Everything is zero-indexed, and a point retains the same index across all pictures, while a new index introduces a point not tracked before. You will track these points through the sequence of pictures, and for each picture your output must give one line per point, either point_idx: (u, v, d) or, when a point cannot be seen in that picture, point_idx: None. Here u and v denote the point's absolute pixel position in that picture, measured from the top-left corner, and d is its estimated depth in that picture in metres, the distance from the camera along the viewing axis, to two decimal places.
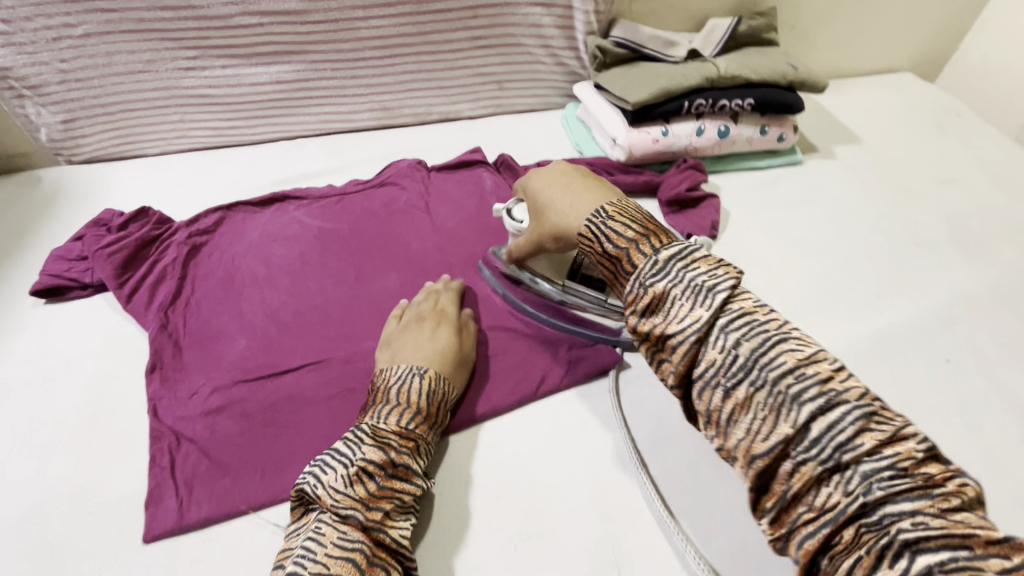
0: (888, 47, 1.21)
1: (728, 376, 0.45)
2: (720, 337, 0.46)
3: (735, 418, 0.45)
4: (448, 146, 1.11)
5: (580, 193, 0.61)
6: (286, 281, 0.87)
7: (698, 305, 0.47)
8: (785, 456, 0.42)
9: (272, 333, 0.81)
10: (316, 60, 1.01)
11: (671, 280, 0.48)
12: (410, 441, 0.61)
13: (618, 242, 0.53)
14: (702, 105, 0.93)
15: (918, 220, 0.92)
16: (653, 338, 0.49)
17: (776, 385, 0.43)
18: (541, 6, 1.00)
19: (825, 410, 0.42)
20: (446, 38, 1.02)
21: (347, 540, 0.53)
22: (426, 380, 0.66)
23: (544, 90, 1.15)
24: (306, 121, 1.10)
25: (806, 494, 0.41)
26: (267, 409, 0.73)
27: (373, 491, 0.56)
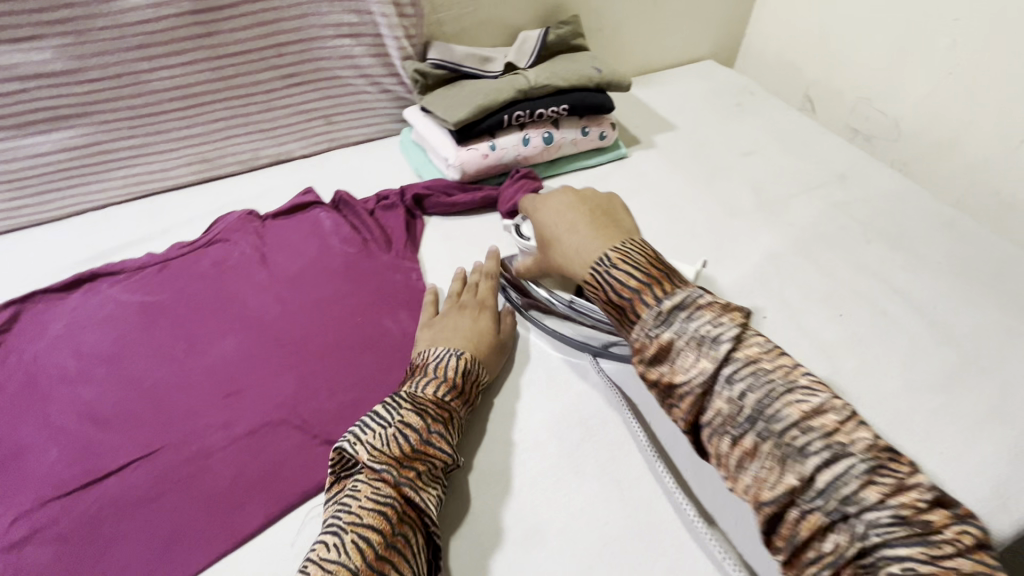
0: (689, 39, 1.34)
1: (735, 424, 0.53)
2: (725, 388, 0.54)
3: (744, 467, 0.52)
4: (281, 188, 1.05)
5: (587, 235, 0.70)
6: (104, 371, 0.77)
7: (705, 356, 0.56)
8: (749, 450, 0.52)
9: (89, 434, 0.71)
10: (106, 120, 0.92)
11: (675, 329, 0.57)
12: (445, 411, 0.66)
13: (624, 290, 0.62)
14: (522, 116, 0.96)
15: (730, 193, 1.02)
16: (660, 385, 0.58)
17: (783, 438, 0.51)
18: (348, 36, 0.99)
19: (830, 461, 0.49)
20: (254, 80, 0.98)
21: (381, 495, 0.57)
22: (462, 360, 0.70)
23: (376, 119, 1.12)
24: (112, 187, 0.99)
25: (766, 483, 0.51)
26: (89, 523, 0.63)
27: (416, 445, 0.62)
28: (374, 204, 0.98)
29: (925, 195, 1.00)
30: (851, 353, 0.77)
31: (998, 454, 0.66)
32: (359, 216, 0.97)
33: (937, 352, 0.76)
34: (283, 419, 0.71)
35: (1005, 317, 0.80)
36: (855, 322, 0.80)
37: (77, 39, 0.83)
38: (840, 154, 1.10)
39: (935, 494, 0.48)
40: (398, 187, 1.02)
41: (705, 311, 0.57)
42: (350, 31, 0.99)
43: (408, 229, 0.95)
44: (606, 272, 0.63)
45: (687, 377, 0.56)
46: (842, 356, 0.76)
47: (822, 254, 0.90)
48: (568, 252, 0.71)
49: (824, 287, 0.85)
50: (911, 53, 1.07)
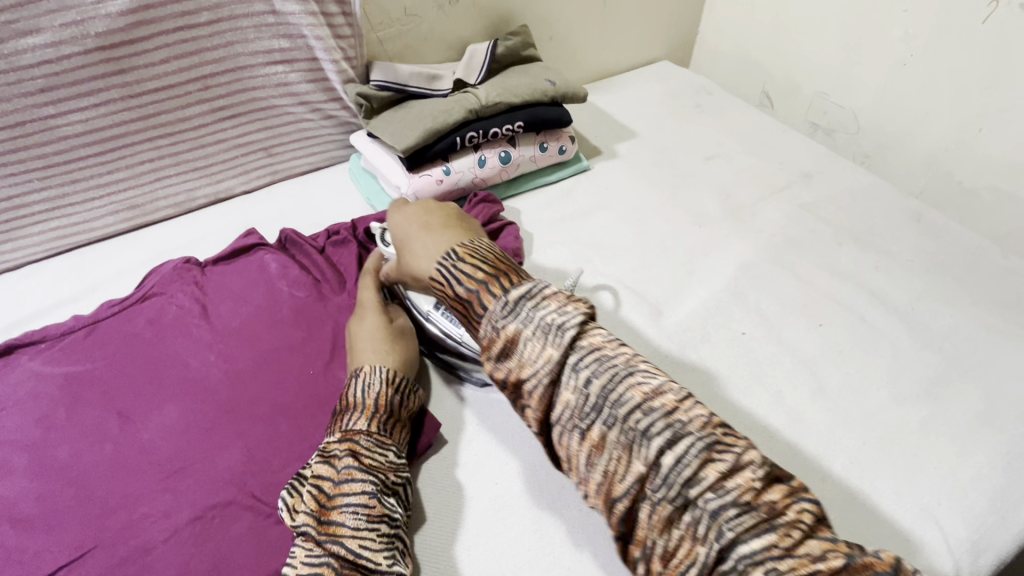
0: (643, 42, 1.31)
1: (582, 416, 0.50)
2: (572, 376, 0.51)
3: (591, 461, 0.49)
4: (222, 230, 0.97)
5: (429, 236, 0.61)
6: (26, 460, 0.69)
7: (549, 346, 0.51)
8: (597, 443, 0.49)
9: (10, 538, 0.62)
10: (11, 172, 0.82)
11: (522, 319, 0.52)
12: (349, 442, 0.60)
13: (468, 283, 0.55)
14: (475, 137, 0.91)
15: (697, 200, 0.98)
16: (510, 382, 0.54)
17: (626, 424, 0.48)
18: (281, 63, 0.92)
19: (673, 444, 0.47)
20: (179, 116, 0.90)
21: (312, 555, 0.54)
22: (361, 378, 0.66)
23: (321, 146, 1.05)
24: (28, 245, 0.89)
25: (618, 476, 0.49)
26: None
27: (324, 502, 0.57)
28: (324, 241, 0.91)
29: (889, 189, 0.99)
30: (833, 365, 0.74)
31: (988, 463, 0.65)
32: (308, 256, 0.90)
33: (919, 357, 0.74)
34: (231, 499, 0.64)
35: (981, 313, 0.79)
36: (835, 331, 0.78)
37: None
38: (802, 151, 1.08)
39: (773, 470, 0.46)
40: (348, 221, 0.95)
41: (550, 300, 0.53)
42: (283, 57, 0.92)
43: (361, 266, 0.88)
44: (451, 272, 0.56)
45: (534, 370, 0.52)
46: (825, 370, 0.73)
47: (795, 259, 0.87)
48: (413, 255, 0.62)
49: (800, 296, 0.82)
50: (863, 44, 1.06)
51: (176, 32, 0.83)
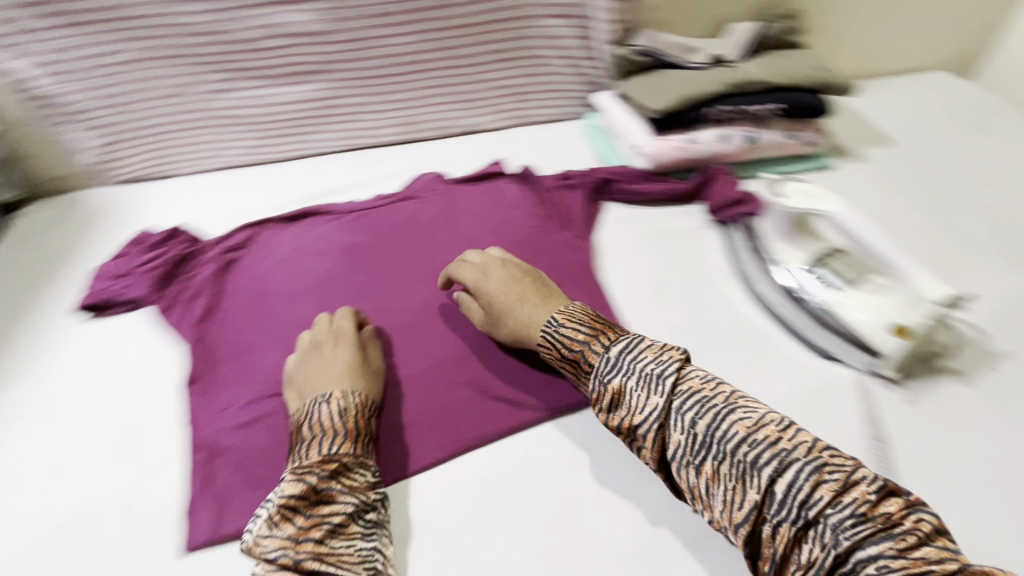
0: (924, 44, 1.18)
1: (694, 454, 0.58)
2: (678, 419, 0.60)
3: (711, 491, 0.57)
4: (471, 158, 1.12)
5: (537, 299, 0.76)
6: (315, 296, 0.89)
7: (654, 393, 0.61)
8: (712, 474, 0.57)
9: (301, 349, 0.82)
10: (341, 78, 1.03)
11: (623, 374, 0.63)
12: (332, 464, 0.63)
13: (573, 345, 0.68)
14: (723, 112, 0.93)
15: (961, 224, 0.89)
16: (622, 429, 0.63)
17: (735, 455, 0.56)
18: (561, 17, 1.00)
19: (780, 471, 0.54)
20: (467, 54, 1.03)
21: (273, 549, 0.57)
22: (333, 404, 0.68)
23: (565, 100, 1.14)
24: (332, 139, 1.12)
25: (734, 503, 0.55)
26: (294, 425, 0.74)
27: (301, 525, 0.59)
28: (556, 182, 0.99)
29: None
30: None
31: None
32: (541, 192, 0.99)
33: None
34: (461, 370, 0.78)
35: None
36: None
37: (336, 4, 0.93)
38: None
39: (889, 485, 0.52)
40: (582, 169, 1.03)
41: (645, 351, 0.64)
42: (565, 11, 1.00)
43: (586, 212, 0.96)
44: (555, 331, 0.70)
45: (644, 418, 0.61)
46: None
47: None
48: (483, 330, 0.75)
49: None
50: None
51: None
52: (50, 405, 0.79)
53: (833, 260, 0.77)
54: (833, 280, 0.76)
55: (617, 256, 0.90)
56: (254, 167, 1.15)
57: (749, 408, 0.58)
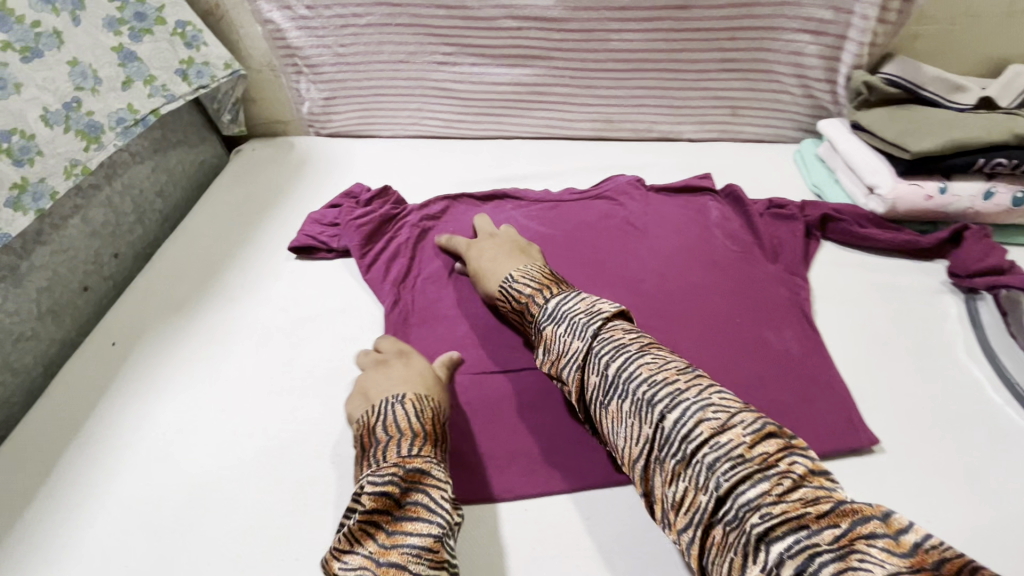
0: None
1: (605, 394, 0.63)
2: (597, 363, 0.64)
3: (617, 431, 0.61)
4: (667, 166, 1.08)
5: (507, 259, 0.83)
6: None
7: (577, 338, 0.67)
8: (616, 412, 0.62)
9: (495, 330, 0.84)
10: (557, 66, 1.03)
11: (553, 320, 0.70)
12: (413, 469, 0.58)
13: (520, 298, 0.76)
14: (1000, 165, 0.80)
15: None
16: (552, 372, 0.70)
17: (636, 395, 0.60)
18: (811, 33, 0.92)
19: (670, 410, 0.56)
20: (694, 58, 0.98)
21: (352, 566, 0.51)
22: (405, 404, 0.66)
23: (781, 121, 1.06)
24: (529, 125, 1.13)
25: (635, 438, 0.59)
26: (490, 405, 0.76)
27: (382, 543, 0.53)
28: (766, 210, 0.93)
29: None
30: None
31: None
32: (747, 218, 0.94)
33: None
34: None
35: None
36: None
37: None
38: None
39: (768, 426, 0.53)
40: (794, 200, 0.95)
41: (579, 302, 0.70)
42: (817, 28, 0.91)
43: (803, 246, 0.88)
44: (510, 286, 0.77)
45: (560, 359, 0.68)
46: None
47: None
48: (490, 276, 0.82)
49: None
50: None
51: None
52: (262, 331, 0.85)
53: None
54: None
55: (833, 302, 0.82)
56: (447, 140, 1.18)
57: (652, 355, 0.62)
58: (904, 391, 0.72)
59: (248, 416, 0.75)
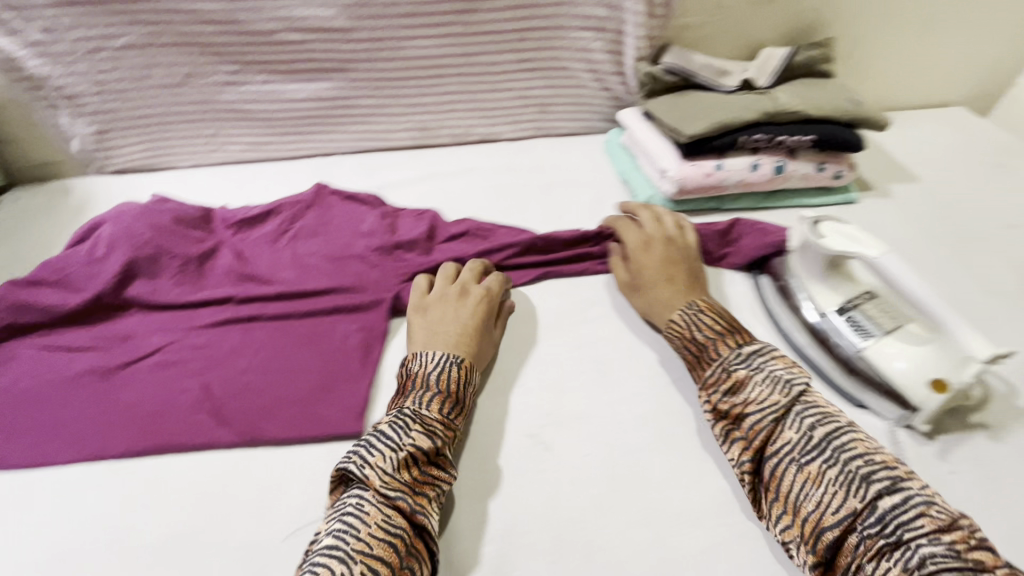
0: (944, 81, 1.17)
1: (800, 454, 0.59)
2: (796, 421, 0.61)
3: (808, 492, 0.56)
4: (489, 169, 1.07)
5: (663, 289, 0.79)
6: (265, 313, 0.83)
7: (777, 393, 0.63)
8: (814, 472, 0.57)
9: (274, 347, 0.78)
10: (357, 78, 0.98)
11: (751, 367, 0.66)
12: (450, 431, 0.65)
13: (702, 333, 0.72)
14: (760, 140, 0.89)
15: (982, 267, 0.89)
16: (727, 416, 0.65)
17: (847, 466, 0.56)
18: (592, 30, 0.97)
19: (890, 492, 0.54)
20: (492, 60, 0.98)
21: (390, 489, 0.58)
22: (460, 369, 0.69)
23: (586, 114, 1.11)
24: (343, 139, 1.07)
25: (826, 504, 0.55)
26: (114, 380, 0.75)
27: (416, 477, 0.60)
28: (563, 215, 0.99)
29: None
30: None
31: None
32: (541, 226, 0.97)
33: None
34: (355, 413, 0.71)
35: None
36: None
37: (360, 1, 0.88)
38: None
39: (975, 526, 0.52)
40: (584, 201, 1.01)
41: (779, 360, 0.67)
42: (596, 25, 0.96)
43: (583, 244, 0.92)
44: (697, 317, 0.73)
45: (757, 407, 0.63)
46: None
47: None
48: (654, 302, 0.80)
49: None
50: None
51: None
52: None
53: (870, 304, 0.75)
54: (866, 325, 0.73)
55: None
56: (255, 164, 1.08)
57: (832, 428, 0.60)
58: None
59: (25, 526, 0.64)
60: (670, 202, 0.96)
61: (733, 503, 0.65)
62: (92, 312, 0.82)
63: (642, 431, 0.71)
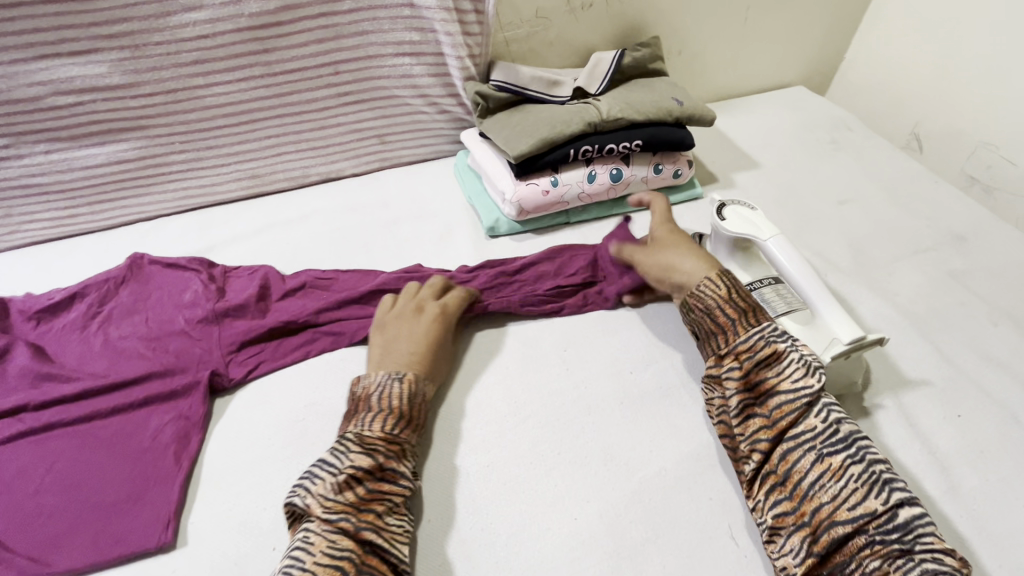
0: (778, 65, 1.21)
1: (824, 444, 0.57)
2: (823, 411, 0.59)
3: (824, 484, 0.54)
4: (332, 210, 1.00)
5: (699, 254, 0.72)
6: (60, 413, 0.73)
7: (811, 376, 0.60)
8: (835, 466, 0.55)
9: (72, 457, 0.69)
10: (160, 134, 0.89)
11: (792, 347, 0.62)
12: (396, 446, 0.62)
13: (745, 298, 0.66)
14: (589, 151, 0.88)
15: (823, 244, 0.89)
16: (754, 388, 0.61)
17: (871, 467, 0.55)
18: (409, 55, 0.92)
19: (910, 501, 0.53)
20: (309, 98, 0.92)
21: (332, 512, 0.56)
22: (405, 386, 0.66)
23: (430, 140, 1.06)
24: (163, 200, 0.97)
25: (840, 497, 0.53)
26: None
27: (362, 496, 0.58)
28: (412, 250, 0.93)
29: None
30: (973, 468, 0.64)
31: None
32: (388, 266, 0.91)
33: None
34: (167, 519, 0.64)
35: None
36: (977, 426, 0.68)
37: (133, 53, 0.80)
38: (955, 208, 0.95)
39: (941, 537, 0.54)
40: (434, 232, 0.95)
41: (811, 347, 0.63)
42: (411, 50, 0.91)
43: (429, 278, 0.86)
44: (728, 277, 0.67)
45: (794, 387, 0.59)
46: (961, 470, 0.64)
47: (935, 332, 0.77)
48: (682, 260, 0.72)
49: (940, 376, 0.72)
50: None
51: (320, 17, 0.84)
52: None
53: (771, 287, 0.72)
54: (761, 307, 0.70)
55: (492, 318, 0.83)
56: (64, 240, 0.96)
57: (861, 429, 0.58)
58: (552, 386, 0.74)
59: None
60: (517, 223, 0.93)
61: (583, 546, 0.61)
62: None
63: (485, 480, 0.66)
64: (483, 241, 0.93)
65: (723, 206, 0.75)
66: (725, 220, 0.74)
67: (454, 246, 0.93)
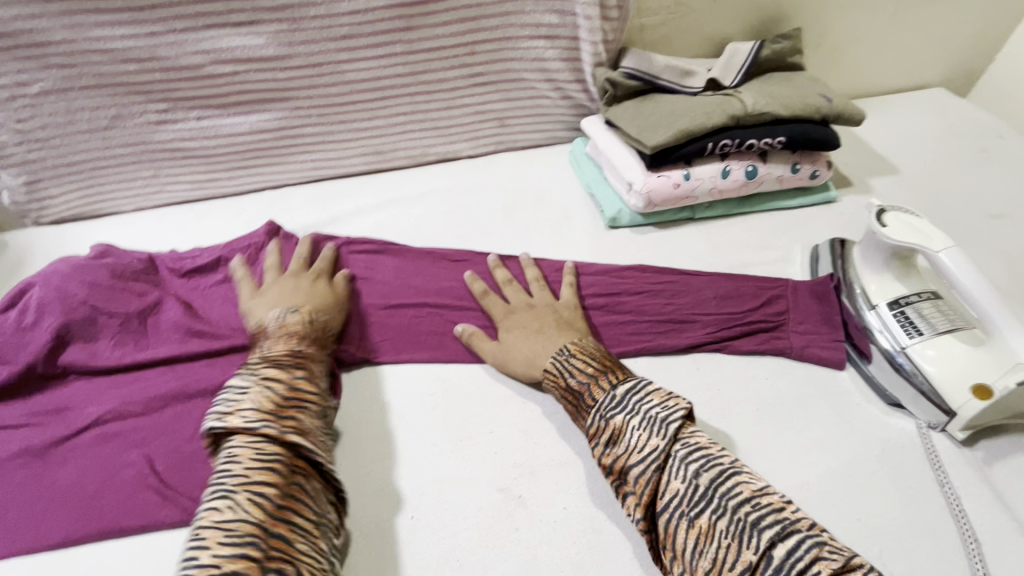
0: (920, 65, 1.13)
1: (690, 506, 0.51)
2: (679, 468, 0.53)
3: (701, 549, 0.49)
4: (449, 190, 1.01)
5: (543, 344, 0.71)
6: (209, 367, 0.77)
7: (655, 435, 0.55)
8: (703, 527, 0.50)
9: None
10: (299, 105, 0.92)
11: (627, 412, 0.58)
12: (301, 362, 0.64)
13: (580, 375, 0.63)
14: (728, 146, 0.84)
15: (977, 261, 0.83)
16: (614, 469, 0.57)
17: (735, 513, 0.49)
18: (544, 38, 0.91)
19: (782, 537, 0.47)
20: (441, 77, 0.93)
21: (254, 420, 0.55)
22: (293, 314, 0.71)
23: (549, 125, 1.05)
24: (293, 171, 1.01)
25: (721, 563, 0.48)
26: (50, 461, 0.69)
27: (276, 405, 0.58)
28: (531, 236, 0.93)
29: None
30: None
31: None
32: (506, 248, 0.91)
33: None
34: None
35: None
36: None
37: (290, 25, 0.83)
38: None
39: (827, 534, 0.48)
40: (553, 220, 0.95)
41: (652, 394, 0.59)
42: (547, 32, 0.90)
43: (550, 265, 0.86)
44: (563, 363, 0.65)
45: (637, 453, 0.55)
46: None
47: None
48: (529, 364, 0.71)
49: None
50: None
51: None
52: None
53: (929, 301, 0.69)
54: (918, 322, 0.68)
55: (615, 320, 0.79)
56: (202, 202, 1.01)
57: (722, 470, 0.53)
58: (679, 385, 0.72)
59: None
60: (640, 215, 0.91)
61: None
62: (23, 384, 0.75)
63: None
64: (602, 232, 0.92)
65: (884, 211, 0.71)
66: (887, 226, 0.70)
67: (573, 235, 0.92)
